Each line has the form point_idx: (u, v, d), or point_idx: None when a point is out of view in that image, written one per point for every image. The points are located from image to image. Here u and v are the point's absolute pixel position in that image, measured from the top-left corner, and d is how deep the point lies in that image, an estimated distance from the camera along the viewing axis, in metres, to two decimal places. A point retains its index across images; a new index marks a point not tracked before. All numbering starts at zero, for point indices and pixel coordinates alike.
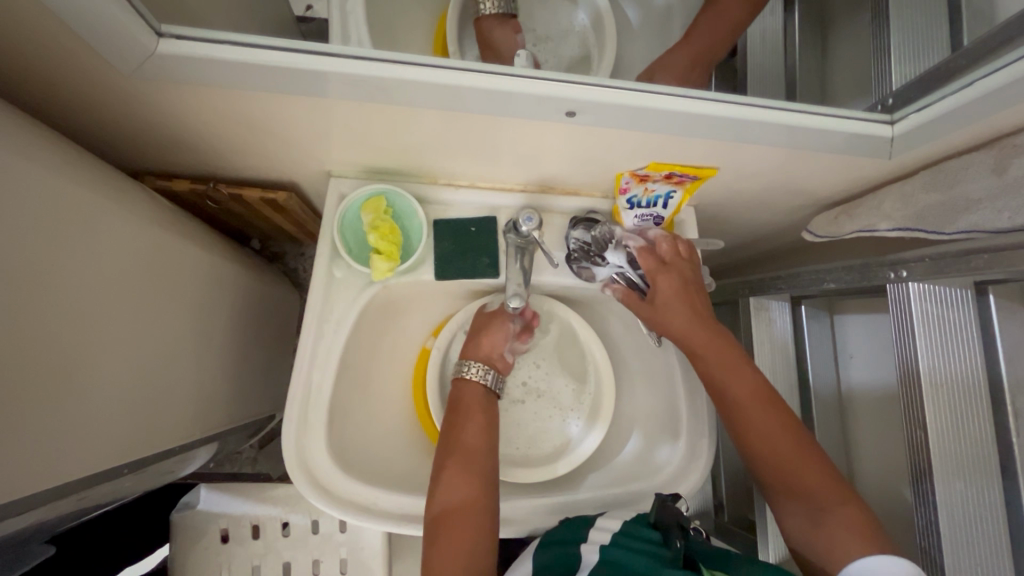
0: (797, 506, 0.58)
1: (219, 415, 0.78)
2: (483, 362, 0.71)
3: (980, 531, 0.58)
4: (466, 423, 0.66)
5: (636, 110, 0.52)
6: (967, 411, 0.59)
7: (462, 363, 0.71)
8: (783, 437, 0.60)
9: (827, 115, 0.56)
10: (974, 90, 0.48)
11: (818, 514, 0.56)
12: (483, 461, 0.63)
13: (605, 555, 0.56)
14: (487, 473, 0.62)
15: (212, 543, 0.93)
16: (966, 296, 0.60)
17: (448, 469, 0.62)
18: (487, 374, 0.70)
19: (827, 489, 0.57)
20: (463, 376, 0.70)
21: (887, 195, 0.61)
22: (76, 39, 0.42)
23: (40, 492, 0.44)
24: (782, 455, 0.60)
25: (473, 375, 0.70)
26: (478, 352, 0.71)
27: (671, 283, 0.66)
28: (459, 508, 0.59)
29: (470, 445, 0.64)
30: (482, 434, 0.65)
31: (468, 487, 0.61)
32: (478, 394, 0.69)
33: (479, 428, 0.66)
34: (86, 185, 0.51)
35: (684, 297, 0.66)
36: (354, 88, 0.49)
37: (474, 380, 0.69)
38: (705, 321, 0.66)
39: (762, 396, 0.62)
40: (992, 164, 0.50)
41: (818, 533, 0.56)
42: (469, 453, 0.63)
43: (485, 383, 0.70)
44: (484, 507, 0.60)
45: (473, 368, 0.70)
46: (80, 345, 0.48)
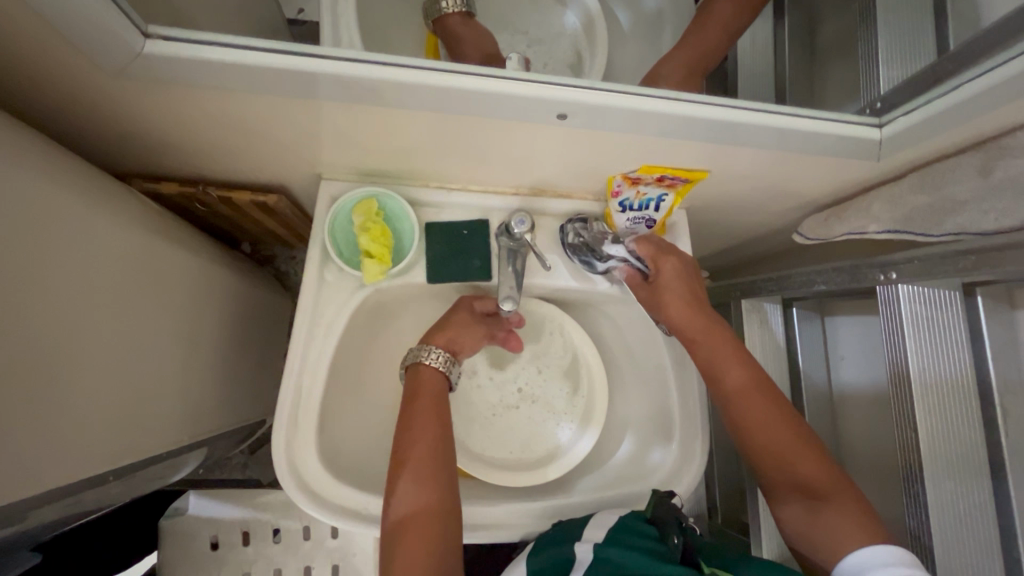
0: (798, 497, 0.58)
1: (208, 420, 0.77)
2: (443, 350, 0.68)
3: (970, 529, 0.59)
4: (412, 421, 0.63)
5: (627, 113, 0.53)
6: (957, 410, 0.60)
7: (421, 347, 0.68)
8: (781, 428, 0.61)
9: (817, 118, 0.56)
10: (961, 93, 0.49)
11: (816, 508, 0.56)
12: (438, 462, 0.61)
13: (597, 552, 0.55)
14: (441, 476, 0.60)
15: (201, 551, 0.92)
16: (954, 299, 0.60)
17: (398, 475, 0.59)
18: (447, 361, 0.68)
19: (826, 478, 0.57)
20: (421, 361, 0.67)
21: (876, 198, 0.61)
22: (62, 40, 0.41)
23: (23, 500, 0.44)
24: (781, 445, 0.60)
25: (433, 361, 0.67)
26: (442, 338, 0.69)
27: (673, 274, 0.67)
28: (415, 514, 0.57)
29: (419, 449, 0.61)
30: (431, 433, 0.62)
31: (423, 494, 0.58)
32: (436, 378, 0.67)
33: (428, 428, 0.63)
34: (71, 187, 0.50)
35: (687, 288, 0.67)
36: (345, 89, 0.49)
37: (433, 367, 0.67)
38: (703, 311, 0.66)
39: (759, 388, 0.63)
40: (979, 166, 0.51)
41: (818, 524, 0.56)
42: (419, 459, 0.60)
43: (443, 370, 0.67)
44: (443, 510, 0.58)
45: (433, 354, 0.67)
46: (67, 351, 0.48)
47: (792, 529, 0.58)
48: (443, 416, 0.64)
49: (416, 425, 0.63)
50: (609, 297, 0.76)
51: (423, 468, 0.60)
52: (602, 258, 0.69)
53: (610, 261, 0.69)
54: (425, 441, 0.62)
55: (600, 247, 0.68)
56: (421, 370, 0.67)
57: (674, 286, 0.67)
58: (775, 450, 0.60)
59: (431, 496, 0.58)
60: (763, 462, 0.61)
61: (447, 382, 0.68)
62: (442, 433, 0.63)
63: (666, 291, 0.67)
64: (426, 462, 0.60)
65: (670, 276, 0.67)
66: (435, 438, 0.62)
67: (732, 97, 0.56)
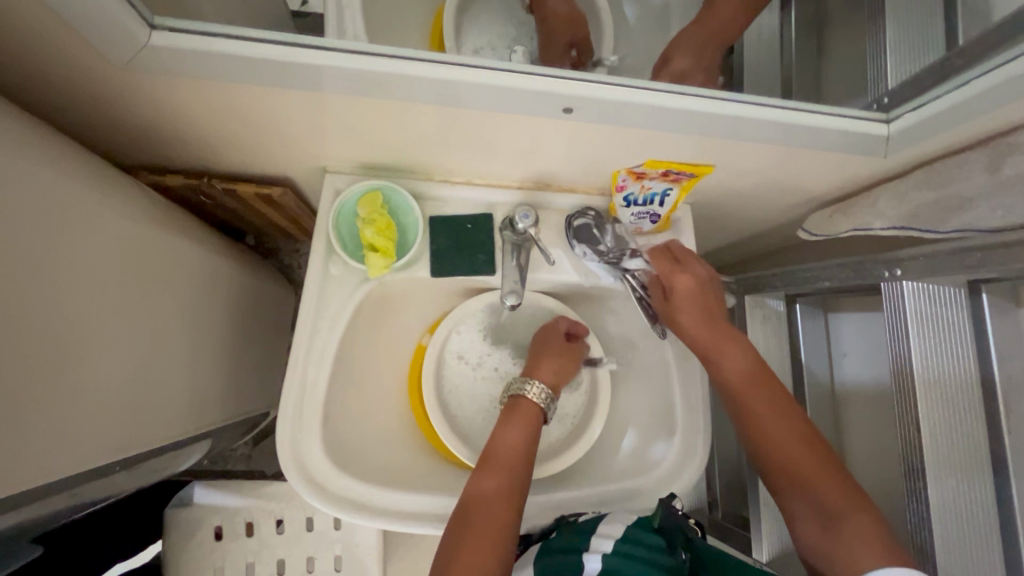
0: (813, 516, 0.58)
1: (213, 412, 0.77)
2: (544, 384, 0.70)
3: (971, 525, 0.59)
4: (512, 423, 0.66)
5: (633, 108, 0.52)
6: (960, 405, 0.60)
7: (523, 381, 0.70)
8: (797, 445, 0.60)
9: (823, 114, 0.56)
10: (970, 89, 0.49)
11: (835, 529, 0.56)
12: (525, 462, 0.63)
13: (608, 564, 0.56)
14: (524, 471, 0.62)
15: (205, 540, 0.93)
16: (960, 295, 0.60)
17: (484, 465, 0.62)
18: (545, 396, 0.69)
19: (841, 500, 0.57)
20: (522, 394, 0.69)
21: (881, 194, 0.61)
22: (70, 33, 0.42)
23: (30, 490, 0.44)
24: (797, 464, 0.60)
25: (533, 395, 0.69)
26: (543, 373, 0.71)
27: (689, 290, 0.68)
28: (485, 502, 0.59)
29: (511, 444, 0.64)
30: (526, 432, 0.65)
31: (505, 481, 0.60)
32: (531, 408, 0.68)
33: (523, 425, 0.66)
34: (77, 179, 0.51)
35: (703, 306, 0.67)
36: (350, 83, 0.49)
37: (532, 399, 0.68)
38: (721, 328, 0.67)
39: (777, 403, 0.63)
40: (986, 162, 0.51)
41: (838, 544, 0.55)
42: (510, 452, 0.63)
43: (542, 404, 0.69)
44: (517, 502, 0.59)
45: (534, 389, 0.69)
46: (74, 342, 0.48)
47: (816, 548, 0.57)
48: (535, 422, 0.67)
49: (513, 426, 0.66)
50: (613, 291, 0.76)
51: (510, 460, 0.62)
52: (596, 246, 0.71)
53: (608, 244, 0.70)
54: (518, 441, 0.64)
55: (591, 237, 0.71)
56: (523, 401, 0.68)
57: (690, 302, 0.67)
58: (791, 468, 0.60)
59: (511, 486, 0.60)
60: (779, 478, 0.61)
61: (545, 415, 0.69)
62: (533, 442, 0.65)
63: (684, 308, 0.67)
64: (512, 455, 0.63)
65: (690, 293, 0.68)
66: (529, 440, 0.65)
67: (738, 92, 0.56)
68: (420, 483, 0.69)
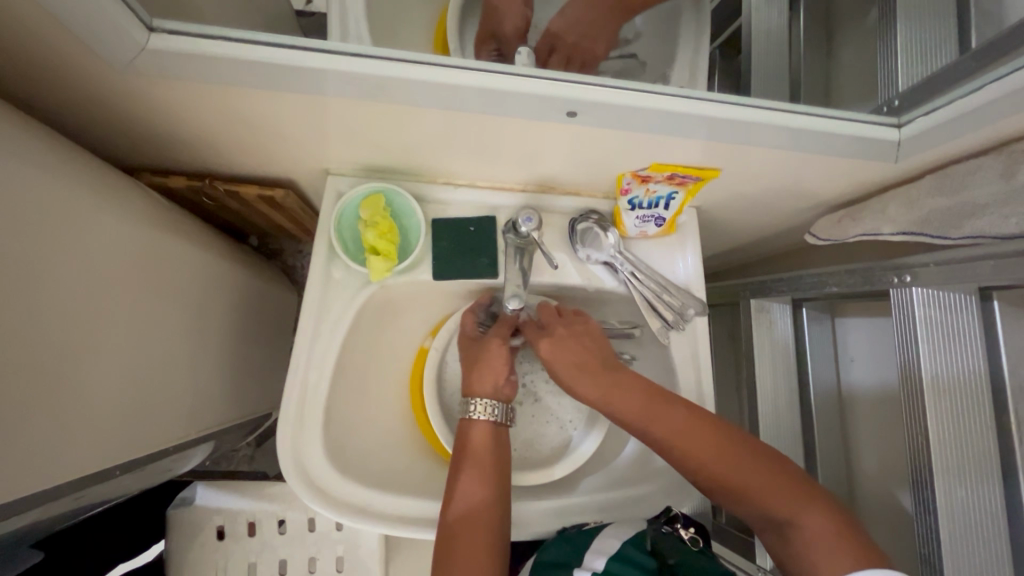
0: (771, 530, 0.56)
1: (215, 414, 0.77)
2: (487, 398, 0.67)
3: (981, 537, 0.58)
4: (472, 429, 0.66)
5: (640, 112, 0.52)
6: (971, 414, 0.59)
7: (466, 403, 0.67)
8: (719, 457, 0.59)
9: (833, 118, 0.55)
10: (985, 94, 0.47)
11: (790, 536, 0.54)
12: (495, 467, 0.63)
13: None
14: (499, 481, 0.62)
15: (208, 540, 0.93)
16: (971, 302, 0.59)
17: (461, 474, 0.62)
18: (494, 409, 0.67)
19: (784, 502, 0.55)
20: (468, 418, 0.66)
21: (892, 199, 0.60)
22: (70, 37, 0.41)
23: (31, 495, 0.44)
24: (734, 479, 0.58)
25: (480, 412, 0.66)
26: (480, 387, 0.68)
27: (570, 327, 0.70)
28: (469, 513, 0.59)
29: (476, 458, 0.63)
30: (488, 442, 0.65)
31: (481, 495, 0.60)
32: (485, 426, 0.66)
33: (484, 437, 0.65)
34: (78, 182, 0.50)
35: (577, 337, 0.69)
36: (353, 86, 0.48)
37: (481, 419, 0.66)
38: (594, 360, 0.67)
39: (665, 415, 0.63)
40: (1001, 168, 0.50)
41: (799, 554, 0.53)
42: (478, 466, 0.63)
43: (493, 417, 0.66)
44: (499, 515, 0.60)
45: (478, 407, 0.66)
46: (74, 347, 0.48)
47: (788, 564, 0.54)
48: (496, 431, 0.66)
49: (477, 431, 0.65)
50: (618, 295, 0.75)
51: (482, 471, 0.62)
52: (596, 250, 0.70)
53: (605, 248, 0.70)
54: (484, 447, 0.64)
55: (590, 243, 0.70)
56: (469, 424, 0.66)
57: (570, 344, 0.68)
58: (729, 484, 0.58)
59: (487, 495, 0.60)
60: (725, 496, 0.59)
61: (501, 424, 0.67)
62: (500, 447, 0.65)
63: (569, 350, 0.68)
64: (484, 467, 0.62)
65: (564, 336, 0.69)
66: (493, 445, 0.65)
67: (746, 96, 0.55)
68: (421, 488, 0.68)
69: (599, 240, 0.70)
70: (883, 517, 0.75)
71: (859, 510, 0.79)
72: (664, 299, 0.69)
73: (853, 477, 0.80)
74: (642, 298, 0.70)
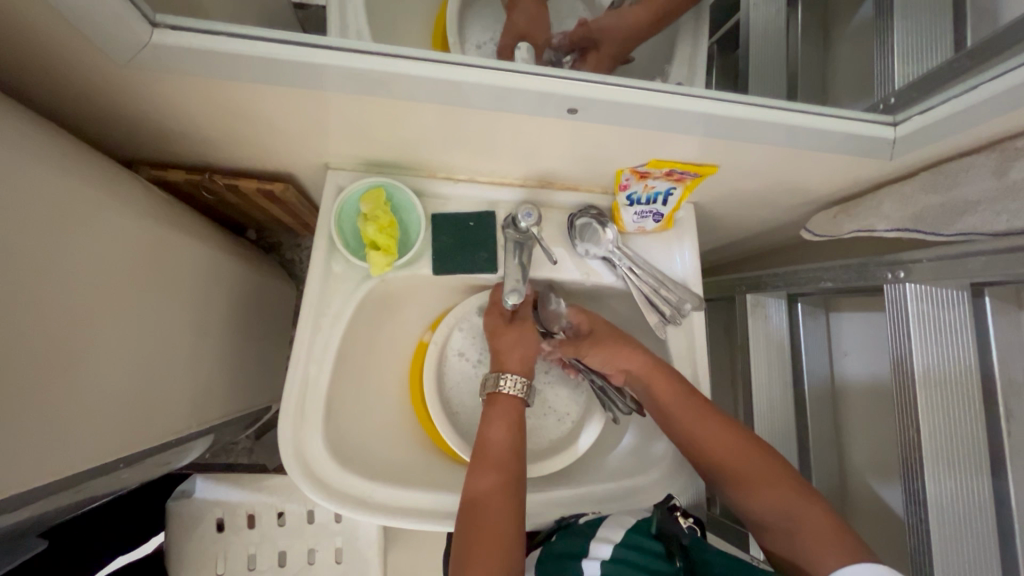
0: (774, 521, 0.60)
1: (215, 407, 0.78)
2: (517, 375, 0.69)
3: (969, 528, 0.59)
4: (488, 415, 0.67)
5: (639, 108, 0.52)
6: (961, 407, 0.60)
7: (496, 375, 0.69)
8: (739, 453, 0.64)
9: (829, 116, 0.55)
10: (978, 93, 0.48)
11: (794, 527, 0.58)
12: (511, 452, 0.63)
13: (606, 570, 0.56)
14: (516, 461, 0.63)
15: (207, 532, 0.94)
16: (963, 298, 0.60)
17: (476, 462, 0.63)
18: (522, 386, 0.68)
19: (790, 497, 0.59)
20: (497, 390, 0.68)
21: (886, 196, 0.61)
22: (71, 31, 0.41)
23: (34, 488, 0.44)
24: (749, 473, 0.62)
25: (510, 387, 0.68)
26: (512, 363, 0.70)
27: (607, 329, 0.73)
28: (483, 499, 0.59)
29: (497, 438, 0.64)
30: (507, 422, 0.66)
31: (501, 472, 0.61)
32: (512, 403, 0.68)
33: (505, 415, 0.66)
34: (78, 176, 0.50)
35: (618, 335, 0.72)
36: (353, 82, 0.48)
37: (508, 393, 0.68)
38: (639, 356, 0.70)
39: (694, 408, 0.66)
40: (993, 166, 0.50)
41: (799, 533, 0.57)
42: (498, 445, 0.63)
43: (521, 394, 0.68)
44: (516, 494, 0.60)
45: (508, 381, 0.68)
46: (75, 341, 0.48)
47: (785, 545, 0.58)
48: (516, 411, 0.67)
49: (494, 416, 0.66)
50: (617, 290, 0.76)
51: (503, 450, 0.63)
52: (595, 244, 0.71)
53: (604, 242, 0.70)
54: (503, 430, 0.65)
55: (589, 238, 0.71)
56: (498, 397, 0.68)
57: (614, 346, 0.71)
58: (745, 478, 0.62)
59: (502, 480, 0.61)
60: (734, 488, 0.63)
61: (525, 402, 0.69)
62: (517, 430, 0.66)
63: (614, 353, 0.71)
64: (505, 447, 0.63)
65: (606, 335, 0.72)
66: (513, 428, 0.66)
67: (745, 94, 0.56)
68: (420, 479, 0.69)
69: (598, 235, 0.70)
70: (874, 509, 0.77)
71: (852, 501, 0.80)
72: (661, 293, 0.70)
73: (845, 470, 0.82)
74: (639, 290, 0.71)
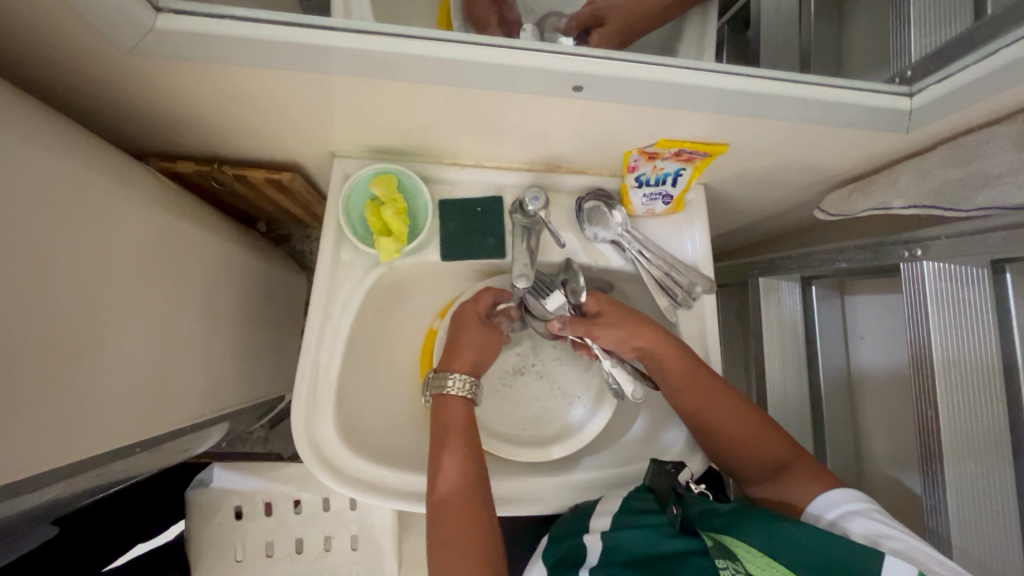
0: (767, 477, 0.64)
1: (229, 396, 0.79)
2: (464, 375, 0.67)
3: (990, 510, 0.58)
4: (440, 418, 0.66)
5: (645, 84, 0.51)
6: (981, 388, 0.58)
7: (443, 376, 0.67)
8: (741, 419, 0.66)
9: (842, 88, 0.54)
10: (1000, 58, 0.46)
11: (788, 479, 0.62)
12: (466, 450, 0.62)
13: (607, 539, 0.55)
14: (471, 454, 0.62)
15: (226, 520, 0.96)
16: (983, 275, 0.58)
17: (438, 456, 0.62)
18: (469, 386, 0.67)
19: (783, 453, 0.64)
20: (444, 392, 0.67)
21: (903, 171, 0.59)
22: (76, 17, 0.41)
23: (52, 469, 0.46)
24: (750, 439, 0.65)
25: (455, 388, 0.66)
26: (461, 363, 0.68)
27: (617, 308, 0.71)
28: (449, 495, 0.59)
29: (451, 435, 0.64)
30: (461, 423, 0.65)
31: (457, 465, 0.61)
32: (459, 404, 0.66)
33: (457, 416, 0.65)
34: (89, 165, 0.51)
35: (628, 314, 0.71)
36: (357, 63, 0.48)
37: (456, 395, 0.66)
38: (649, 326, 0.70)
39: (704, 378, 0.67)
40: (1016, 136, 0.49)
41: (785, 491, 0.62)
42: (452, 445, 0.63)
43: (467, 394, 0.67)
44: (474, 487, 0.60)
45: (455, 382, 0.67)
46: (89, 326, 0.49)
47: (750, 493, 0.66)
48: (465, 411, 0.66)
49: (449, 417, 0.65)
50: (627, 272, 0.75)
51: (456, 446, 0.63)
52: (602, 226, 0.70)
53: (613, 225, 0.70)
54: (458, 429, 0.64)
55: (596, 224, 0.71)
56: (447, 400, 0.66)
57: (623, 320, 0.70)
58: (747, 445, 0.65)
59: (460, 480, 0.60)
60: (735, 454, 0.66)
61: (473, 401, 0.67)
62: (473, 430, 0.65)
63: (621, 326, 0.70)
64: (459, 441, 0.63)
65: (612, 309, 0.71)
66: (468, 429, 0.65)
67: (754, 68, 0.54)
68: None
69: (608, 219, 0.70)
70: (892, 494, 0.76)
71: (870, 485, 0.79)
72: (678, 277, 0.69)
73: (861, 455, 0.81)
74: (654, 275, 0.69)
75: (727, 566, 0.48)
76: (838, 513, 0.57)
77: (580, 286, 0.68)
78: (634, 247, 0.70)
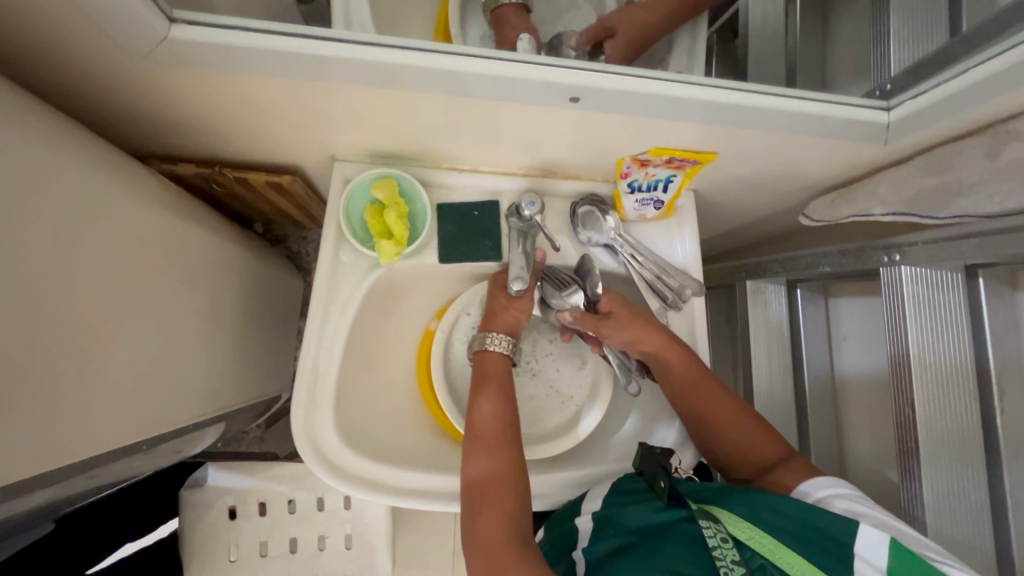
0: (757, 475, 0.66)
1: (227, 396, 0.79)
2: (502, 333, 0.69)
3: (962, 502, 0.61)
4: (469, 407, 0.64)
5: (637, 96, 0.53)
6: (954, 387, 0.61)
7: (483, 333, 0.69)
8: (738, 421, 0.67)
9: (824, 102, 0.56)
10: (970, 76, 0.49)
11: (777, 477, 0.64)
12: (502, 437, 0.61)
13: (598, 516, 0.58)
14: (507, 441, 0.61)
15: (220, 519, 0.96)
16: (956, 280, 0.61)
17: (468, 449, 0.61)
18: (508, 344, 0.69)
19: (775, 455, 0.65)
20: (485, 348, 0.68)
21: (882, 180, 0.62)
22: (88, 25, 0.43)
23: (57, 465, 0.47)
24: (745, 441, 0.66)
25: (496, 346, 0.68)
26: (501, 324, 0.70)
27: (628, 309, 0.71)
28: (484, 481, 0.58)
29: (486, 425, 0.62)
30: (495, 410, 0.63)
31: (491, 453, 0.60)
32: (499, 361, 0.68)
33: (491, 403, 0.64)
34: (94, 168, 0.52)
35: (639, 317, 0.71)
36: (360, 73, 0.50)
37: (496, 351, 0.68)
38: (657, 328, 0.71)
39: (705, 382, 0.69)
40: (985, 149, 0.52)
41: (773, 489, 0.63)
42: (489, 433, 0.62)
43: (505, 351, 0.69)
44: (510, 471, 0.58)
45: (495, 339, 0.69)
46: (93, 326, 0.50)
47: None
48: (504, 387, 0.66)
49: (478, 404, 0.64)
50: (620, 274, 0.77)
51: (494, 436, 0.61)
52: (597, 229, 0.72)
53: (607, 229, 0.72)
54: (493, 416, 0.63)
55: (591, 228, 0.72)
56: (487, 356, 0.68)
57: (631, 322, 0.70)
58: (742, 446, 0.66)
59: (495, 465, 0.59)
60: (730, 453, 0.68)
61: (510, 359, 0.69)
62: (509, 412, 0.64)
63: (628, 327, 0.70)
64: (496, 431, 0.62)
65: (621, 306, 0.71)
66: (504, 413, 0.64)
67: (742, 81, 0.57)
68: (431, 463, 0.71)
69: (601, 224, 0.72)
70: (873, 490, 0.78)
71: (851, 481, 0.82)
72: (669, 278, 0.71)
73: (843, 452, 0.83)
74: (643, 278, 0.73)
75: (711, 525, 0.50)
76: (826, 493, 0.59)
77: (597, 277, 0.71)
78: (626, 250, 0.72)
